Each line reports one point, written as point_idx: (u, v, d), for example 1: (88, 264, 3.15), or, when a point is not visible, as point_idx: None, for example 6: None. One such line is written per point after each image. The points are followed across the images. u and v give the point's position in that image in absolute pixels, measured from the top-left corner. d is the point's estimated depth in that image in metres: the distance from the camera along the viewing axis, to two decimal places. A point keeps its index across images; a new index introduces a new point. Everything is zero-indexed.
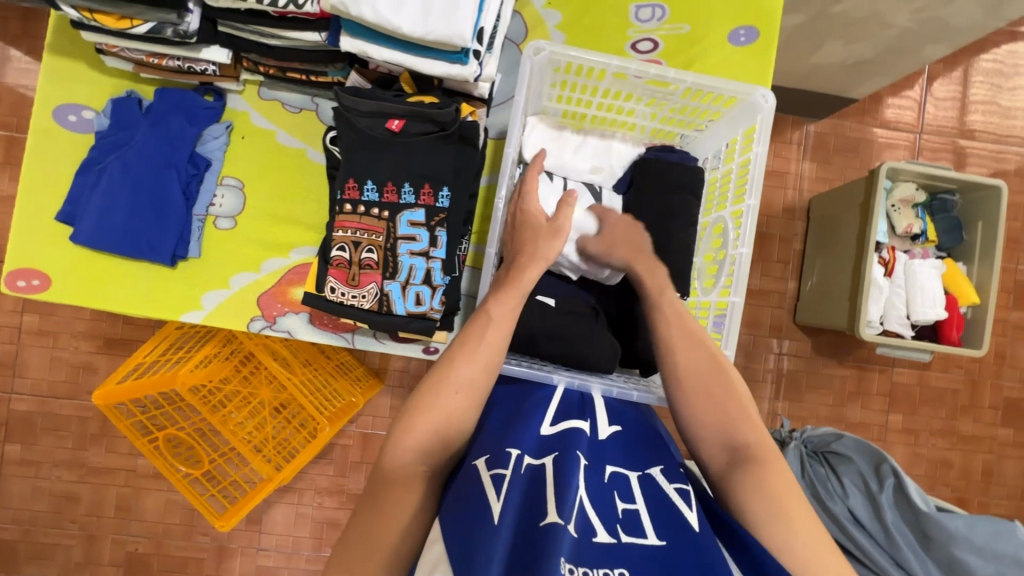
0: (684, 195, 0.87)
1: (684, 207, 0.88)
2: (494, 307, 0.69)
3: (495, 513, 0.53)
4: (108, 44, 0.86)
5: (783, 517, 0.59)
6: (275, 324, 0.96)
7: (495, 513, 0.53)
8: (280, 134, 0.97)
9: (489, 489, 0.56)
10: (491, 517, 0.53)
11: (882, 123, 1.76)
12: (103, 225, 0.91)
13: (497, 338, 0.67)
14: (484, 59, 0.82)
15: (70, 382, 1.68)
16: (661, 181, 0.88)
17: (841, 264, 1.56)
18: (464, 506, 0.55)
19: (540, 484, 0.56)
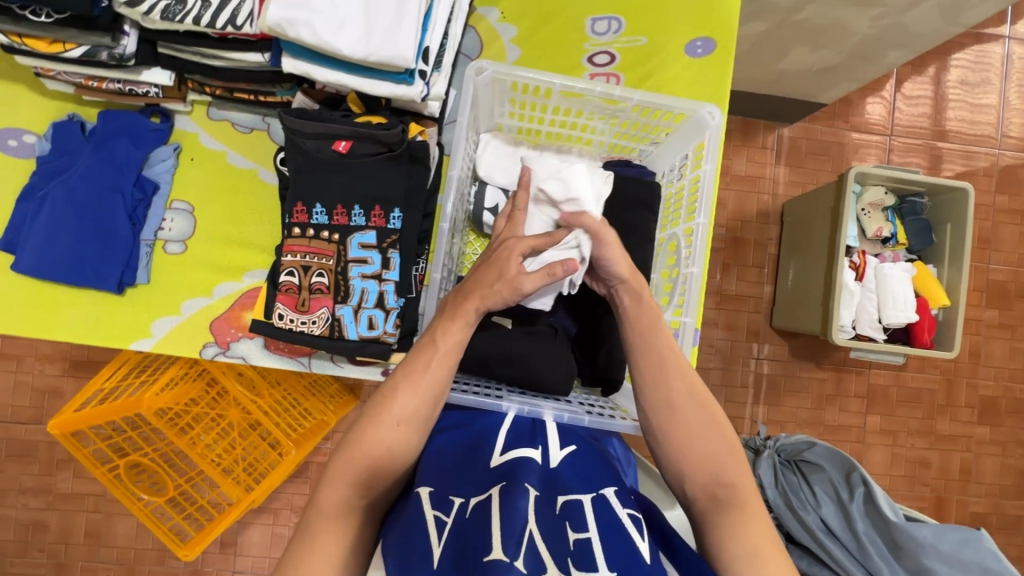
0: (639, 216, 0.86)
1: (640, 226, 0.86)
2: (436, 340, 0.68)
3: (435, 556, 0.52)
4: (44, 68, 0.83)
5: (750, 556, 0.59)
6: (229, 349, 0.93)
7: (436, 557, 0.51)
8: (230, 155, 0.95)
9: (432, 531, 0.54)
10: (431, 561, 0.51)
11: (853, 126, 1.77)
12: (47, 253, 0.89)
13: (440, 376, 0.67)
14: (431, 77, 0.80)
15: (34, 407, 1.63)
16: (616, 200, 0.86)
17: (813, 269, 1.56)
18: (404, 549, 0.53)
19: (483, 521, 0.53)
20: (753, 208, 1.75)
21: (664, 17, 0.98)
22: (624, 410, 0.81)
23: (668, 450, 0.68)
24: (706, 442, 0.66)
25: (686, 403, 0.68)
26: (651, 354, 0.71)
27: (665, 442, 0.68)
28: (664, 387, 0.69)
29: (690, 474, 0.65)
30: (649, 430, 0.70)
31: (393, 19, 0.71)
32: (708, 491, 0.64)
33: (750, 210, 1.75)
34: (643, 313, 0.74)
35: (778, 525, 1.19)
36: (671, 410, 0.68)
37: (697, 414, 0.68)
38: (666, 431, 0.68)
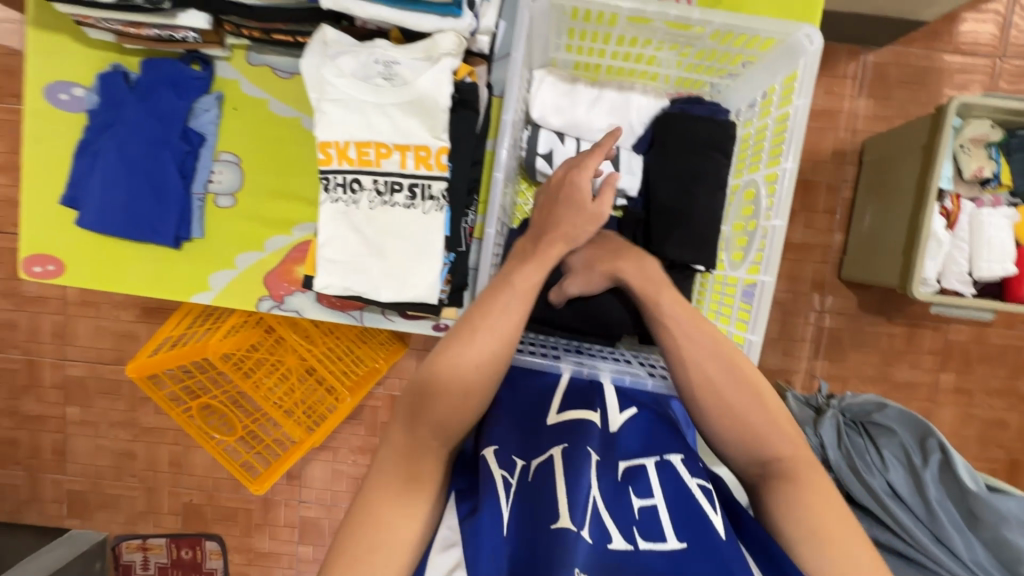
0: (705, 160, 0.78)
1: (712, 168, 0.78)
2: (494, 316, 0.58)
3: (504, 520, 0.50)
4: (83, 16, 0.81)
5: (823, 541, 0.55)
6: (284, 303, 0.94)
7: (504, 521, 0.50)
8: (273, 103, 0.92)
9: (500, 491, 0.52)
10: (500, 526, 0.49)
11: (956, 48, 1.53)
12: (106, 208, 0.90)
13: None
14: (479, 9, 0.74)
15: (115, 350, 1.76)
16: (687, 153, 0.79)
17: (896, 214, 1.40)
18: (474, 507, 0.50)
19: (548, 489, 0.51)
20: (828, 146, 1.57)
21: None
22: None
23: (720, 432, 0.60)
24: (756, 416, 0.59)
25: (731, 382, 0.60)
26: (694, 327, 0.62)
27: (714, 425, 0.60)
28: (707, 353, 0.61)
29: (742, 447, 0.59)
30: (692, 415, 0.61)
31: None
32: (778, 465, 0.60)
33: (825, 149, 1.58)
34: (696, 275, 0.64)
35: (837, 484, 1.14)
36: (708, 392, 0.60)
37: (739, 394, 0.59)
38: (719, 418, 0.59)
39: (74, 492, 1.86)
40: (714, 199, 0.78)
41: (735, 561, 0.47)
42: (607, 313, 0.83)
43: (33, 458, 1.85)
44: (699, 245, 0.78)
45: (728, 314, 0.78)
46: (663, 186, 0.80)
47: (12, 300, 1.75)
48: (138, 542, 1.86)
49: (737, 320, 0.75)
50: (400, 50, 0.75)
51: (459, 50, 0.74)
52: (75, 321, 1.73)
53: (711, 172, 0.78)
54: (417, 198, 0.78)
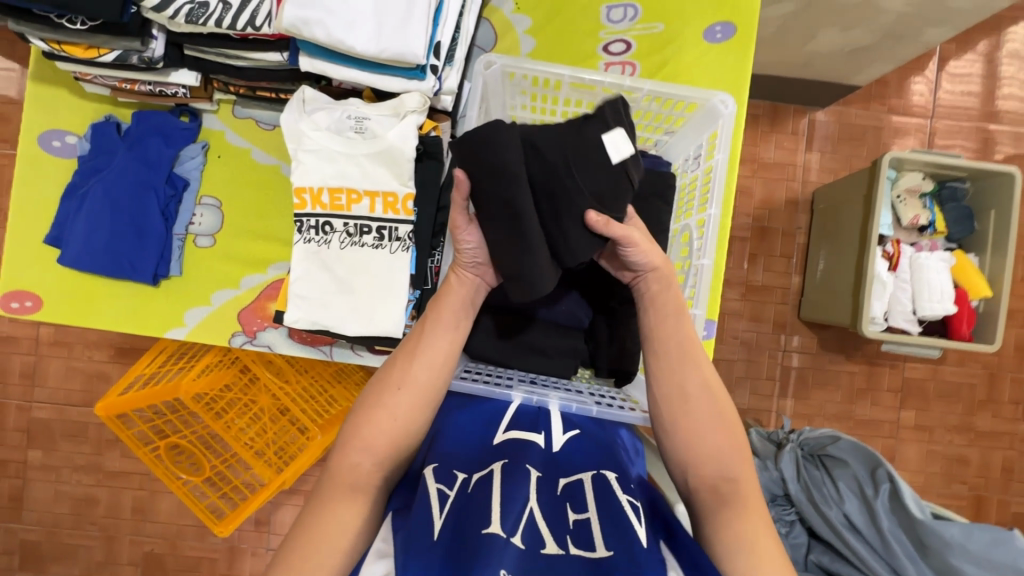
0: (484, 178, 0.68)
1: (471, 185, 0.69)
2: (419, 344, 0.66)
3: (435, 527, 0.52)
4: (81, 72, 0.89)
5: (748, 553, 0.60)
6: (256, 339, 0.97)
7: (437, 527, 0.52)
8: (255, 152, 0.99)
9: (434, 503, 0.55)
10: (431, 531, 0.52)
11: (892, 109, 1.69)
12: (88, 247, 0.94)
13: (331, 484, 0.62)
14: (443, 72, 0.82)
15: (85, 391, 1.75)
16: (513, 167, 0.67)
17: (844, 257, 1.50)
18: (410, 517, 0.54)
19: (486, 493, 0.55)
20: (781, 195, 1.69)
21: (680, 5, 0.97)
22: (636, 401, 0.82)
23: (671, 439, 0.67)
24: (712, 435, 0.66)
25: (690, 401, 0.67)
26: (669, 343, 0.69)
27: (674, 429, 0.67)
28: (679, 375, 0.68)
29: (692, 465, 0.65)
30: (655, 417, 0.68)
31: (403, 14, 0.73)
32: (711, 485, 0.64)
33: (778, 198, 1.70)
34: (668, 304, 0.70)
35: (798, 519, 1.17)
36: (681, 400, 0.67)
37: (705, 409, 0.67)
38: (674, 424, 0.67)
39: (28, 542, 1.79)
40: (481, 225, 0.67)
41: (654, 567, 0.50)
42: (564, 345, 0.88)
43: None
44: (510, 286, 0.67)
45: None
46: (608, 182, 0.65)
47: None
48: None
49: None
50: (370, 107, 0.83)
51: (423, 108, 0.81)
52: (46, 361, 1.72)
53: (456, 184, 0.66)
54: (385, 240, 0.84)
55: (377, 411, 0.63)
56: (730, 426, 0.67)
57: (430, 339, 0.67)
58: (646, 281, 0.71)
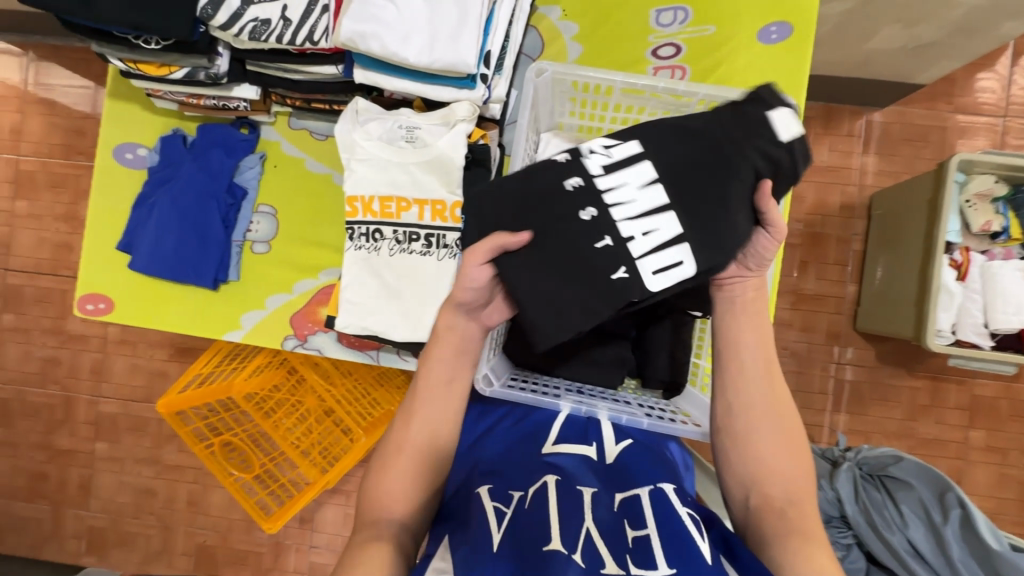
0: (552, 200, 0.63)
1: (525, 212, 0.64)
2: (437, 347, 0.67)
3: (495, 541, 0.52)
4: (154, 89, 0.94)
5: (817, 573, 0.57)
6: (307, 342, 1.01)
7: (496, 541, 0.52)
8: (309, 162, 1.02)
9: (492, 521, 0.54)
10: (491, 542, 0.52)
11: (959, 108, 1.59)
12: (156, 253, 1.00)
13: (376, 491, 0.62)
14: (492, 80, 0.83)
15: (146, 387, 1.85)
16: (644, 159, 0.64)
17: (907, 266, 1.41)
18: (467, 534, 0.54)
19: (544, 511, 0.54)
20: (836, 200, 1.62)
21: (733, 6, 0.94)
22: (686, 414, 0.79)
23: (740, 457, 0.64)
24: (778, 457, 0.63)
25: (764, 416, 0.65)
26: (745, 358, 0.66)
27: (738, 447, 0.65)
28: (750, 390, 0.65)
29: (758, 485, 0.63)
30: (724, 431, 0.66)
31: (455, 25, 0.74)
32: (776, 505, 0.61)
33: (832, 203, 1.63)
34: (741, 315, 0.68)
35: (857, 543, 1.10)
36: (752, 416, 0.65)
37: (774, 429, 0.64)
38: (747, 445, 0.64)
39: (94, 528, 1.90)
40: (551, 258, 0.61)
41: None
42: (610, 354, 0.87)
43: (59, 492, 1.91)
44: (543, 322, 0.61)
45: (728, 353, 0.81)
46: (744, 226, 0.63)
47: (57, 337, 1.88)
48: None
49: None
50: (421, 117, 0.85)
51: (472, 116, 0.82)
52: (112, 358, 1.83)
53: (522, 242, 0.61)
54: (432, 247, 0.86)
55: (406, 418, 0.64)
56: (796, 447, 0.65)
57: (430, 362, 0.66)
58: (743, 286, 0.68)
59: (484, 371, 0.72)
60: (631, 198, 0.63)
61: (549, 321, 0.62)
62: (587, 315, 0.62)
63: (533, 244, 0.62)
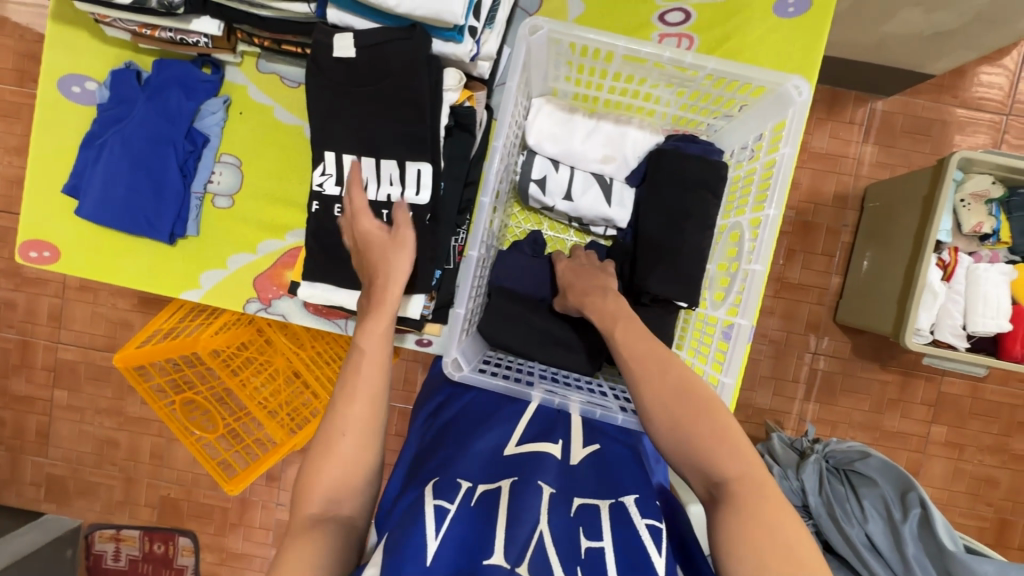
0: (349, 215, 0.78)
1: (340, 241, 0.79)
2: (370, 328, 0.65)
3: (429, 552, 0.47)
4: (101, 14, 0.84)
5: None
6: (271, 307, 0.96)
7: (430, 552, 0.47)
8: (277, 111, 0.94)
9: (430, 520, 0.50)
10: (424, 556, 0.47)
11: (963, 102, 1.54)
12: (104, 200, 0.91)
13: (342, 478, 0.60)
14: (482, 35, 0.74)
15: (108, 337, 1.78)
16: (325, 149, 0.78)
17: (894, 262, 1.39)
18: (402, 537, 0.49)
19: (491, 514, 0.52)
20: (830, 190, 1.58)
21: None
22: None
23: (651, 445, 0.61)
24: (692, 434, 0.58)
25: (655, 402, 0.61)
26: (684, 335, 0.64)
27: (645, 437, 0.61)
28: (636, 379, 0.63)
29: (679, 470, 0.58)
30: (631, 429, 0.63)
31: None
32: (705, 487, 0.56)
33: (826, 191, 1.59)
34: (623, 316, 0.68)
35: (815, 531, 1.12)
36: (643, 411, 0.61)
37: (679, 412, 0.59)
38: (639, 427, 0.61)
39: (53, 476, 1.86)
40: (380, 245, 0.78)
41: None
42: (589, 339, 0.83)
43: (17, 439, 1.85)
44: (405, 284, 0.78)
45: (707, 352, 0.78)
46: (408, 51, 0.70)
47: (12, 280, 1.78)
48: (112, 532, 1.86)
49: (713, 360, 0.74)
50: None
51: (458, 86, 0.75)
52: (71, 305, 1.75)
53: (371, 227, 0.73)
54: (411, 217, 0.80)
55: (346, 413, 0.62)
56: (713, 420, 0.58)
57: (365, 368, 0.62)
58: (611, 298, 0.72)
59: (452, 354, 0.70)
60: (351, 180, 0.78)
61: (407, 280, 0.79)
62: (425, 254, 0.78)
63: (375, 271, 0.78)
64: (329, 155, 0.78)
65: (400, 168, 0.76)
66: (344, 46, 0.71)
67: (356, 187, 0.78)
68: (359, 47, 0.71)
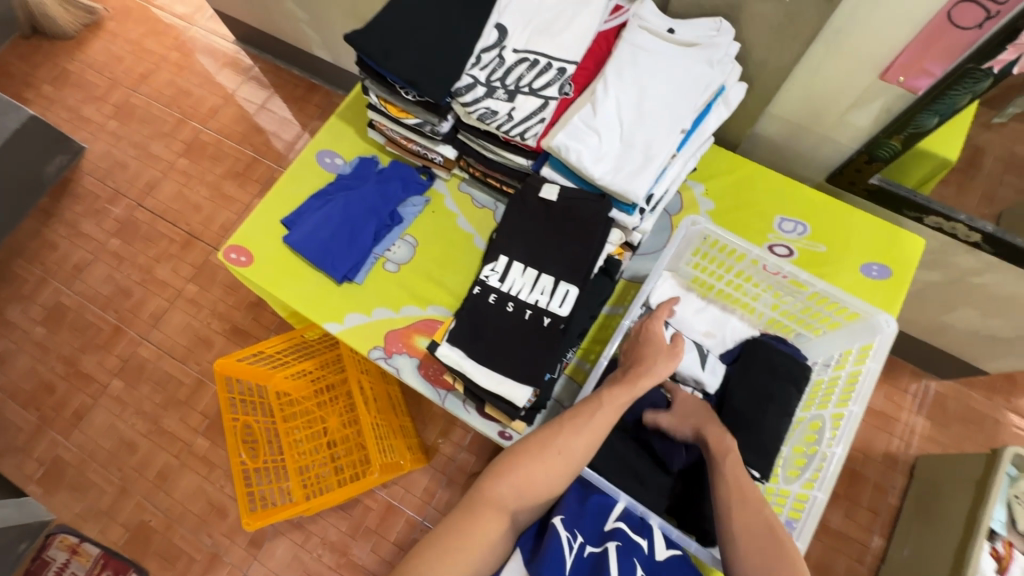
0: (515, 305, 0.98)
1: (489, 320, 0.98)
2: (582, 421, 0.77)
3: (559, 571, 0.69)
4: (379, 122, 1.19)
5: None
6: (389, 358, 1.11)
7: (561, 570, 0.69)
8: (460, 219, 1.21)
9: (562, 550, 0.70)
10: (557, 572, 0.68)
11: (1016, 408, 1.65)
12: (311, 236, 1.17)
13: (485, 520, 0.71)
14: (645, 215, 1.00)
15: (189, 349, 1.94)
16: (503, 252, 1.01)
17: (942, 540, 1.38)
18: (542, 552, 0.70)
19: (602, 570, 0.69)
20: (880, 446, 1.65)
21: (847, 238, 1.13)
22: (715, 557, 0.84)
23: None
24: None
25: (762, 554, 0.70)
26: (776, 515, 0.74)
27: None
28: (747, 526, 0.73)
29: None
30: (735, 570, 0.71)
31: (640, 165, 0.93)
32: None
33: (876, 447, 1.66)
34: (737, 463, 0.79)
35: None
36: (748, 557, 0.71)
37: (778, 572, 0.69)
38: (739, 569, 0.71)
39: (59, 460, 1.86)
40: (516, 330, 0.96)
41: None
42: (659, 481, 0.91)
43: (53, 411, 1.92)
44: (523, 371, 0.94)
45: None
46: (594, 207, 0.96)
47: (143, 275, 2.04)
48: (71, 542, 1.74)
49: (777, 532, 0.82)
50: None
51: (618, 242, 1.00)
52: (177, 312, 1.96)
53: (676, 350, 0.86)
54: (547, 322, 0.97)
55: (526, 466, 0.74)
56: None
57: (597, 417, 0.78)
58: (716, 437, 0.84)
59: None
60: (515, 280, 0.99)
61: (525, 369, 0.94)
62: (548, 353, 0.94)
63: (505, 356, 0.95)
64: (502, 258, 1.01)
65: (554, 283, 0.97)
66: (550, 191, 0.99)
67: (513, 286, 0.99)
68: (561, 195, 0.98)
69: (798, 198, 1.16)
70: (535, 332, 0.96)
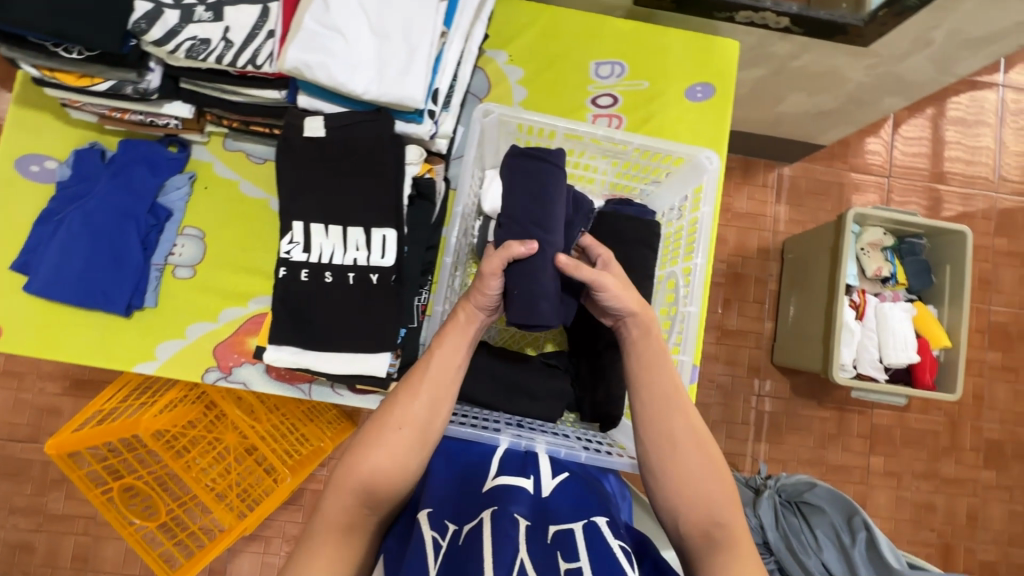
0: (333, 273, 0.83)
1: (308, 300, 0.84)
2: (415, 380, 0.70)
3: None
4: (71, 100, 0.88)
5: None
6: (230, 375, 0.95)
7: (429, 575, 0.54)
8: (243, 185, 0.99)
9: (428, 550, 0.57)
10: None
11: (854, 167, 1.77)
12: (58, 275, 0.91)
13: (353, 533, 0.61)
14: (440, 117, 0.84)
15: (31, 425, 1.62)
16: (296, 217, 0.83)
17: (814, 310, 1.55)
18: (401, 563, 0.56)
19: (478, 549, 0.55)
20: (754, 243, 1.75)
21: (664, 66, 1.03)
22: (621, 445, 0.83)
23: (658, 477, 0.68)
24: (701, 481, 0.66)
25: (681, 443, 0.68)
26: (659, 388, 0.71)
27: (661, 476, 0.68)
28: (665, 421, 0.69)
29: (682, 511, 0.65)
30: (647, 464, 0.69)
31: (404, 60, 0.74)
32: (702, 531, 0.64)
33: (750, 246, 1.76)
34: (645, 349, 0.74)
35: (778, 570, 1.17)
36: (670, 446, 0.68)
37: (695, 455, 0.68)
38: (662, 464, 0.68)
39: None
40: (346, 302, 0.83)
41: None
42: (550, 385, 0.88)
43: None
44: (370, 342, 0.83)
45: None
46: (374, 129, 0.79)
47: None
48: None
49: None
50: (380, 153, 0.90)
51: (419, 160, 0.85)
52: None
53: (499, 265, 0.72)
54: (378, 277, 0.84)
55: (372, 451, 0.66)
56: (717, 467, 0.68)
57: (431, 371, 0.71)
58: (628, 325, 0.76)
59: None
60: (322, 244, 0.83)
61: (371, 339, 0.83)
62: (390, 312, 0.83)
63: (344, 332, 0.83)
64: (297, 225, 0.83)
65: (366, 233, 0.82)
66: (315, 127, 0.80)
67: (323, 253, 0.83)
68: (331, 128, 0.79)
69: (606, 36, 1.03)
70: (367, 295, 0.83)
